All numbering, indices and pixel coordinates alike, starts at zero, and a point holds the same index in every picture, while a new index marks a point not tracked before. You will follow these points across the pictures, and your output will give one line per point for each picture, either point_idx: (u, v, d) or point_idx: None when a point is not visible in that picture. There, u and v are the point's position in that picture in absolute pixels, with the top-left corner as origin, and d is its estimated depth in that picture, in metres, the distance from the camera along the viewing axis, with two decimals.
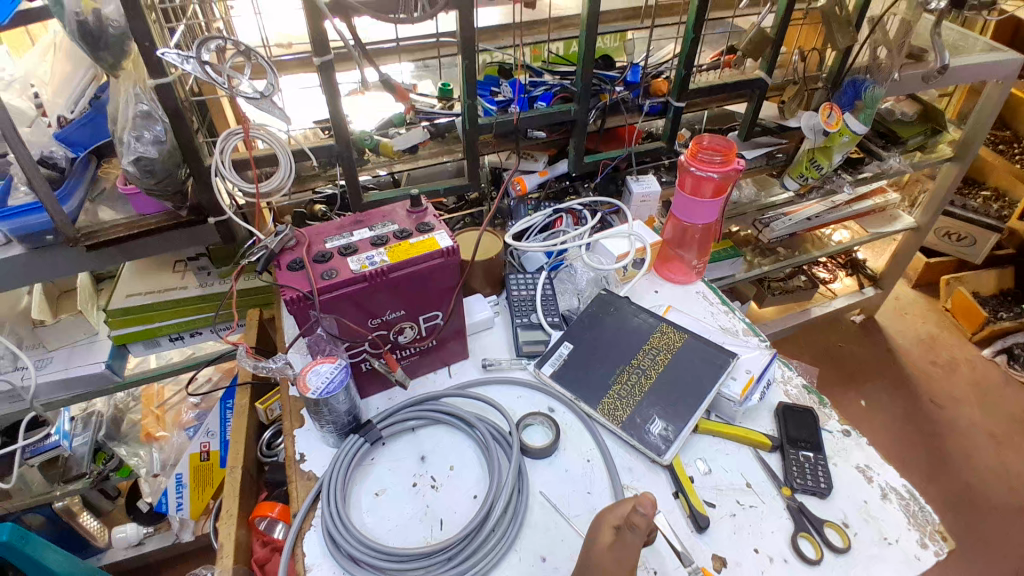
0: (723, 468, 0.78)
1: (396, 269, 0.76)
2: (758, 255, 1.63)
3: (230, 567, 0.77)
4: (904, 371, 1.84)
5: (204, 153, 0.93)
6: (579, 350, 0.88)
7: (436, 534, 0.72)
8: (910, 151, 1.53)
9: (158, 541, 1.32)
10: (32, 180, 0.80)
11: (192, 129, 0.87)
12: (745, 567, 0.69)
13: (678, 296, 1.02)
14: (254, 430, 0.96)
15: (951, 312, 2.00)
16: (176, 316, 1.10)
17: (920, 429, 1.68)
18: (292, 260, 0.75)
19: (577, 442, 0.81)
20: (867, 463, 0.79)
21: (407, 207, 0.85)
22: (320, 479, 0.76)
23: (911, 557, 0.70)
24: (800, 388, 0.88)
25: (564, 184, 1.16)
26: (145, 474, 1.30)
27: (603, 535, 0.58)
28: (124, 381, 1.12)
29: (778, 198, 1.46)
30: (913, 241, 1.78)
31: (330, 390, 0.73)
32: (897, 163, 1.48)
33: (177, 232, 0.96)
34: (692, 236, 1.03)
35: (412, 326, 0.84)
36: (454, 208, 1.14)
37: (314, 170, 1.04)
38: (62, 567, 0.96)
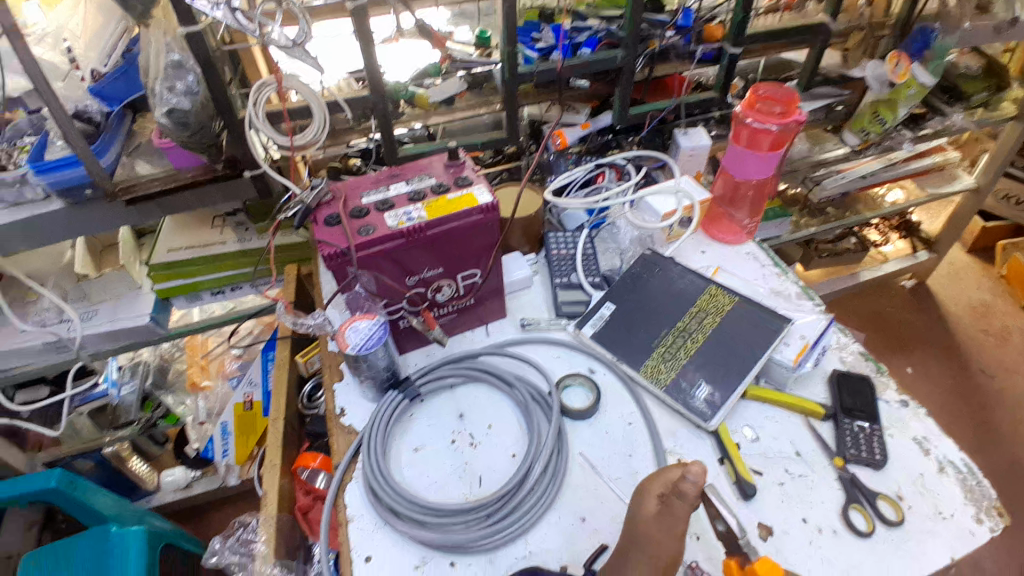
0: (770, 436, 0.75)
1: (434, 225, 0.73)
2: (806, 216, 1.53)
3: (275, 516, 0.79)
4: (954, 339, 1.75)
5: (238, 105, 0.91)
6: (622, 312, 0.85)
7: (475, 491, 0.72)
8: (973, 108, 1.39)
9: (205, 484, 1.37)
10: (68, 135, 0.80)
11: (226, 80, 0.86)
12: (792, 536, 0.67)
13: (727, 257, 0.97)
14: (296, 383, 0.97)
15: (1006, 279, 1.88)
16: (217, 271, 1.11)
17: (968, 400, 1.60)
18: (329, 215, 0.74)
19: (618, 404, 0.79)
20: (925, 435, 0.75)
21: (444, 160, 0.82)
22: (360, 434, 0.77)
23: (965, 532, 0.67)
24: (856, 355, 0.84)
25: (606, 138, 1.09)
26: (191, 421, 1.37)
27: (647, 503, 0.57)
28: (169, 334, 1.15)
29: (832, 154, 1.34)
30: (971, 205, 1.65)
31: (369, 346, 0.72)
32: (961, 120, 1.37)
33: (215, 186, 0.95)
34: (744, 193, 0.98)
35: (450, 284, 0.82)
36: (491, 162, 1.10)
37: (349, 122, 1.04)
38: (111, 510, 1.02)
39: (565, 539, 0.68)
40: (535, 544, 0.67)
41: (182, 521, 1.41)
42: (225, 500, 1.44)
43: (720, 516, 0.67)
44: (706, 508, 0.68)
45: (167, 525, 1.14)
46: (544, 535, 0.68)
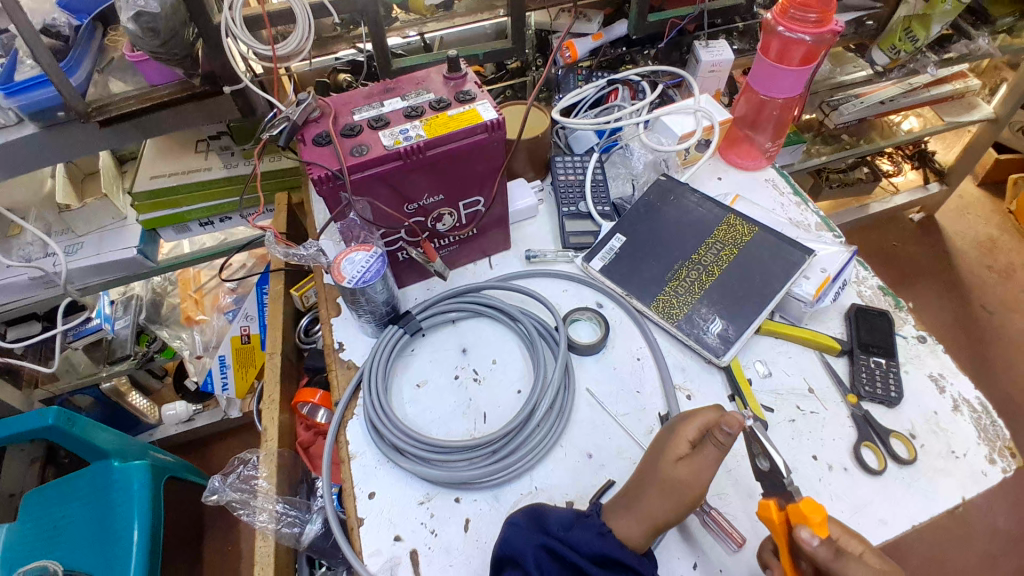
0: (784, 371, 0.73)
1: (434, 145, 0.67)
2: (819, 143, 1.43)
3: (275, 451, 0.79)
4: (958, 275, 1.69)
5: (214, 10, 0.82)
6: (633, 244, 0.80)
7: (479, 427, 0.70)
8: (998, 33, 1.26)
9: (209, 417, 1.38)
10: (37, 54, 0.71)
11: None
12: (802, 474, 0.65)
13: (745, 184, 0.91)
14: (291, 317, 0.93)
15: (1014, 215, 1.79)
16: (204, 199, 1.04)
17: (968, 334, 1.57)
18: (318, 133, 0.67)
19: (626, 338, 0.76)
20: (941, 372, 0.72)
21: (443, 73, 0.74)
22: (360, 370, 0.74)
23: (977, 472, 0.65)
24: (875, 290, 0.80)
25: (619, 50, 1.01)
26: (189, 356, 1.32)
27: (679, 445, 0.58)
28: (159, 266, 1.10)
29: (852, 77, 1.26)
30: (987, 136, 1.54)
31: (367, 279, 0.68)
32: (988, 45, 1.24)
33: (194, 105, 0.87)
34: (769, 113, 0.90)
35: (451, 213, 0.77)
36: (493, 78, 1.00)
37: (335, 30, 0.95)
38: (113, 446, 1.03)
39: (572, 476, 0.66)
40: (540, 480, 0.66)
41: (186, 452, 1.42)
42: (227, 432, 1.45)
43: (763, 454, 0.65)
44: (745, 446, 0.67)
45: (171, 459, 1.17)
46: (550, 471, 0.67)
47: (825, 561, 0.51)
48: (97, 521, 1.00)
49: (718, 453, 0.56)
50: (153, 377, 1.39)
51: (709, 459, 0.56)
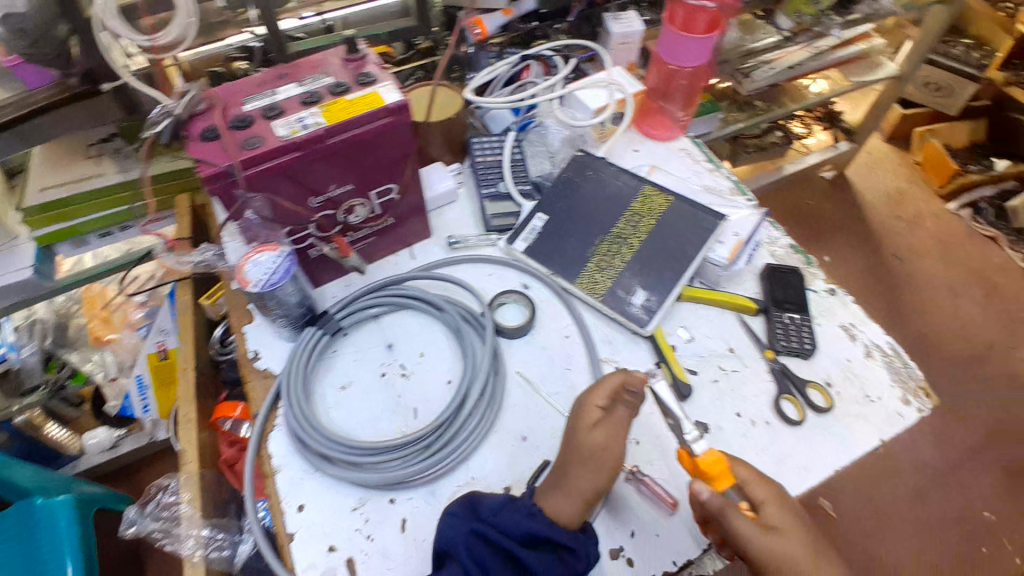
0: (706, 335, 0.74)
1: (334, 133, 0.63)
2: (735, 110, 1.46)
3: (195, 473, 0.74)
4: (870, 226, 1.79)
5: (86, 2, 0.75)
6: (554, 222, 0.79)
7: (410, 424, 0.68)
8: None
9: (134, 442, 1.27)
10: None
11: None
12: (726, 432, 0.67)
13: (661, 154, 0.91)
14: (203, 328, 0.87)
15: (921, 166, 1.91)
16: (101, 209, 0.95)
17: (881, 280, 1.67)
18: (205, 127, 0.62)
19: (553, 318, 0.76)
20: (852, 321, 0.76)
21: (342, 55, 0.70)
22: (279, 378, 0.70)
23: (892, 413, 0.69)
24: (787, 249, 0.82)
25: (530, 25, 0.99)
26: (104, 379, 1.24)
27: (589, 411, 0.59)
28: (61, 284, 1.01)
29: (762, 43, 1.28)
30: (893, 92, 1.62)
31: (275, 281, 0.63)
32: (892, 4, 1.30)
33: (77, 107, 0.79)
34: (678, 84, 0.92)
35: (363, 204, 0.73)
36: (403, 59, 0.96)
37: (222, 14, 0.86)
38: (34, 482, 0.97)
39: (507, 462, 0.65)
40: (476, 470, 0.65)
41: (112, 482, 1.31)
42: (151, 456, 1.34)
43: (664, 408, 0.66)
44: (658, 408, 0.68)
45: (99, 488, 1.07)
46: (486, 459, 0.66)
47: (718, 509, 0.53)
48: (23, 561, 0.91)
49: (629, 414, 0.59)
50: (69, 405, 1.22)
51: (622, 419, 0.59)
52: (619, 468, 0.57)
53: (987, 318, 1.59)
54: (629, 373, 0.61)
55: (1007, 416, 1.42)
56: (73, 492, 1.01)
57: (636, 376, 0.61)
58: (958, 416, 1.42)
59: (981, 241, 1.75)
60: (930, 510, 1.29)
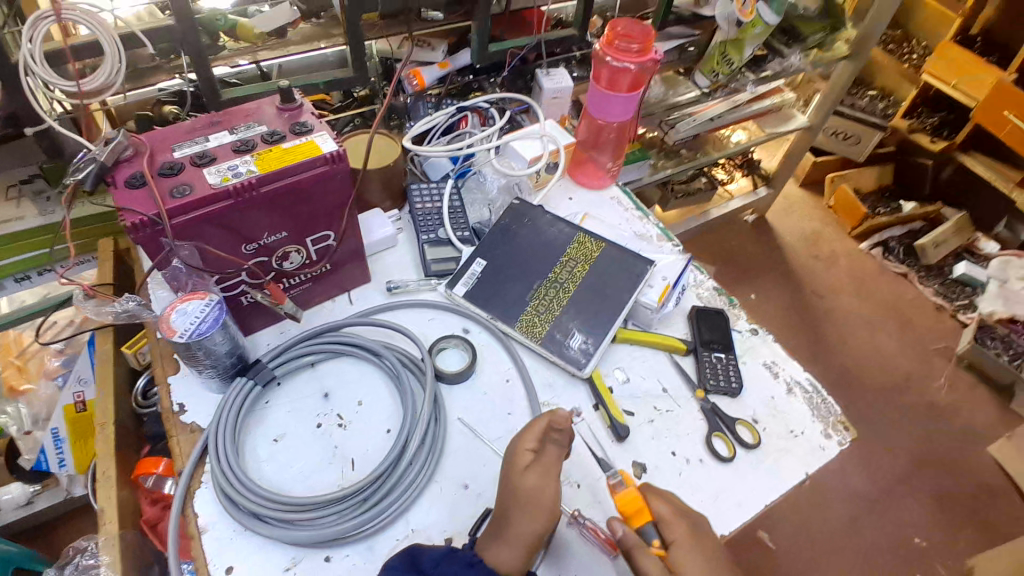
0: (641, 375, 0.77)
1: (268, 182, 0.63)
2: (663, 158, 1.56)
3: (116, 535, 0.70)
4: (791, 265, 1.92)
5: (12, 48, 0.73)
6: (493, 268, 0.81)
7: (347, 476, 0.66)
8: (811, 49, 1.43)
9: (49, 498, 1.13)
10: None
11: None
12: (664, 471, 0.69)
13: (594, 202, 0.96)
14: (123, 380, 0.82)
15: (833, 209, 2.08)
16: (19, 252, 0.89)
17: (804, 317, 1.79)
18: (131, 175, 0.61)
19: (494, 362, 0.77)
20: (774, 359, 0.81)
21: (276, 104, 0.70)
22: (205, 432, 0.66)
23: (815, 447, 0.73)
24: (711, 292, 0.88)
25: (467, 78, 1.04)
26: (15, 433, 1.09)
27: (521, 456, 0.60)
28: None
29: (685, 97, 1.36)
30: (804, 141, 1.77)
31: (203, 331, 0.61)
32: (798, 62, 1.41)
33: None
34: (606, 136, 0.98)
35: (298, 251, 0.72)
36: (340, 106, 0.98)
37: (153, 60, 0.87)
38: None
39: (448, 511, 0.65)
40: (416, 521, 0.64)
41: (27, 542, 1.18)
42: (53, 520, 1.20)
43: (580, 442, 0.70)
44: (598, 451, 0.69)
45: (14, 547, 0.95)
46: (427, 509, 0.65)
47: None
48: None
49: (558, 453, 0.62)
50: None
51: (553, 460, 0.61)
52: (557, 509, 0.59)
53: (900, 350, 1.73)
54: (555, 412, 0.62)
55: (936, 445, 1.53)
56: None
57: (562, 415, 0.61)
58: (880, 443, 1.51)
59: (894, 278, 1.92)
60: (869, 535, 1.36)
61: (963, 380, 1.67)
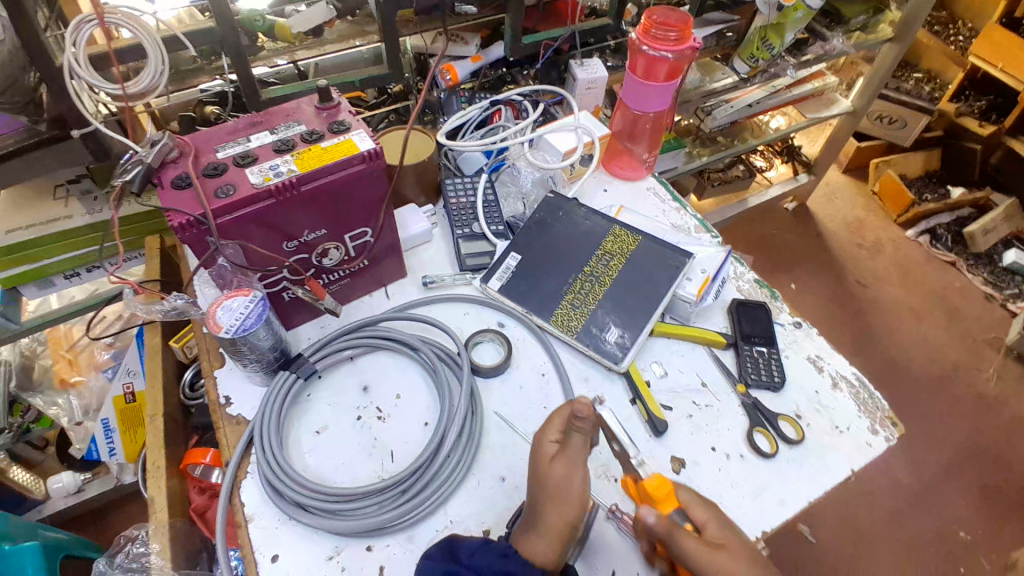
0: (679, 369, 0.76)
1: (308, 180, 0.64)
2: (699, 146, 1.52)
3: (167, 523, 0.73)
4: (832, 255, 1.86)
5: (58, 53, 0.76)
6: (528, 261, 0.81)
7: (387, 467, 0.67)
8: (851, 31, 1.38)
9: (100, 486, 1.21)
10: None
11: (34, 14, 0.70)
12: (704, 466, 0.68)
13: (629, 194, 0.95)
14: (172, 373, 0.86)
15: (878, 196, 2.00)
16: (64, 250, 0.92)
17: (846, 307, 1.72)
18: (177, 175, 0.62)
19: (530, 356, 0.77)
20: (818, 353, 0.78)
21: (315, 103, 0.71)
22: (250, 424, 0.68)
23: (862, 443, 0.71)
24: (752, 284, 0.85)
25: (500, 71, 1.04)
26: (67, 423, 1.15)
27: (546, 447, 0.60)
28: (26, 327, 0.99)
29: (722, 83, 1.34)
30: (847, 127, 1.71)
31: (248, 327, 0.62)
32: (841, 45, 1.36)
33: (46, 152, 0.80)
34: (643, 126, 0.95)
35: (337, 247, 0.73)
36: (375, 103, 0.99)
37: (195, 62, 0.90)
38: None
39: (486, 503, 0.65)
40: (454, 512, 0.64)
41: (78, 528, 1.24)
42: (107, 504, 1.27)
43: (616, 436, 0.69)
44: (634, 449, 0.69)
45: (64, 534, 1.00)
46: (465, 501, 0.65)
47: (679, 534, 0.54)
48: None
49: (584, 440, 0.60)
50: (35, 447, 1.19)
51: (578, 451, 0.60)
52: (587, 498, 0.59)
53: (950, 343, 1.65)
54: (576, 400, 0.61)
55: (983, 437, 1.46)
56: (38, 539, 0.93)
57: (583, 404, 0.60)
58: (929, 440, 1.45)
59: (941, 266, 1.84)
60: (913, 529, 1.32)
61: (1012, 371, 1.59)
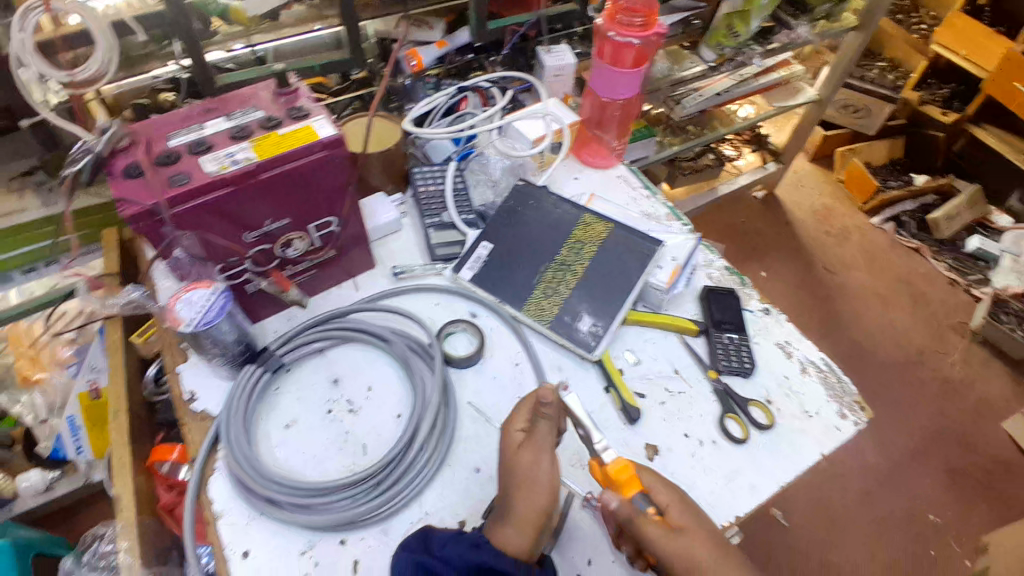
0: (651, 357, 0.77)
1: (268, 168, 0.62)
2: (669, 135, 1.52)
3: (135, 522, 0.71)
4: (802, 242, 1.90)
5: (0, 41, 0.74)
6: (500, 251, 0.80)
7: (359, 461, 0.66)
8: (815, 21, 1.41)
9: (69, 485, 1.17)
10: None
11: None
12: (677, 452, 0.69)
13: (601, 182, 0.94)
14: (133, 369, 0.83)
15: (844, 183, 2.04)
16: (23, 244, 0.90)
17: (815, 294, 1.76)
18: (127, 164, 0.60)
19: (503, 345, 0.76)
20: (787, 339, 0.80)
21: (273, 89, 0.69)
22: (216, 420, 0.67)
23: (830, 427, 0.73)
24: (722, 271, 0.86)
25: (467, 57, 1.02)
26: (33, 422, 1.13)
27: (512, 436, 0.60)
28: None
29: (691, 72, 1.33)
30: (813, 116, 1.74)
31: (210, 320, 0.61)
32: (805, 34, 1.38)
33: None
34: (612, 114, 0.97)
35: (302, 237, 0.71)
36: (339, 89, 0.96)
37: (145, 47, 0.85)
38: None
39: (461, 494, 0.65)
40: (429, 504, 0.64)
41: (51, 525, 1.22)
42: (78, 502, 1.24)
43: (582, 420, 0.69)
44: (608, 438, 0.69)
45: (33, 533, 0.95)
46: (439, 493, 0.65)
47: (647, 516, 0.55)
48: None
49: (550, 427, 0.60)
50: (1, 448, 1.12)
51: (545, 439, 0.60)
52: (557, 486, 0.59)
53: (914, 328, 1.70)
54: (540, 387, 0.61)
55: (949, 420, 1.52)
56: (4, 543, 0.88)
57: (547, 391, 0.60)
58: (899, 424, 1.50)
59: (905, 252, 1.89)
60: (884, 509, 1.37)
61: (975, 356, 1.65)
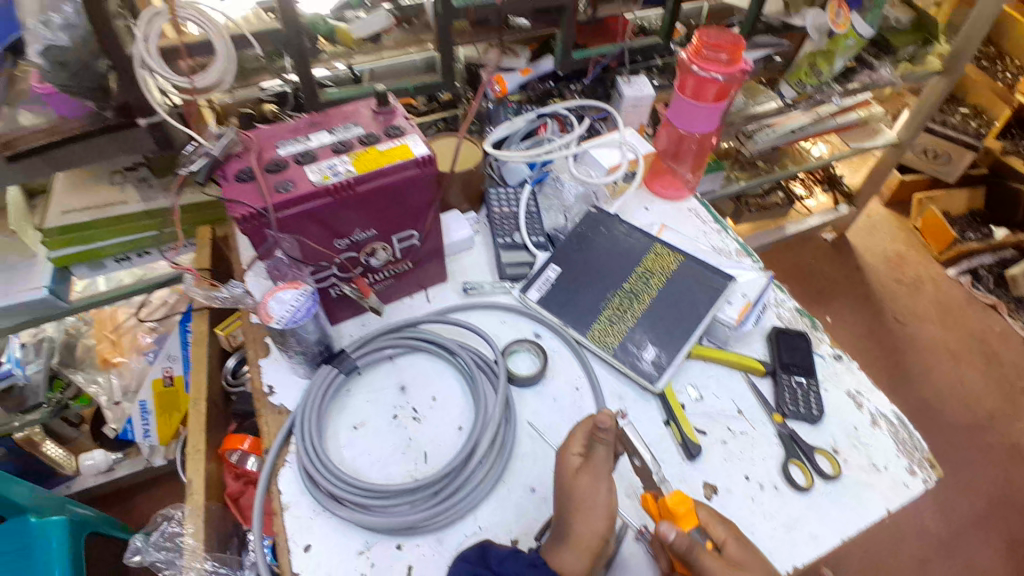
0: (714, 394, 0.76)
1: (364, 181, 0.66)
2: (738, 170, 1.51)
3: (202, 505, 0.76)
4: (871, 289, 1.82)
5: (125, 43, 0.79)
6: (567, 275, 0.82)
7: (420, 468, 0.68)
8: (900, 62, 1.37)
9: (129, 467, 1.24)
10: None
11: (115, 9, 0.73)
12: (736, 494, 0.68)
13: (671, 214, 0.95)
14: (216, 359, 0.89)
15: (919, 231, 1.96)
16: (120, 234, 0.96)
17: (882, 344, 1.69)
18: (240, 168, 0.65)
19: (565, 368, 0.77)
20: (858, 389, 0.77)
21: (372, 107, 0.74)
22: (292, 415, 0.70)
23: (899, 484, 0.69)
24: (792, 313, 0.85)
25: (548, 85, 1.05)
26: (106, 402, 1.20)
27: (571, 460, 0.60)
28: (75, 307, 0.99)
29: (765, 107, 1.28)
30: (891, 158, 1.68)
31: (298, 318, 0.65)
32: (888, 74, 1.34)
33: (106, 137, 0.79)
34: (688, 146, 0.98)
35: (384, 248, 0.75)
36: (425, 110, 1.01)
37: (258, 61, 0.92)
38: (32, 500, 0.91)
39: (515, 511, 0.66)
40: (484, 519, 0.65)
41: (108, 505, 1.28)
42: (137, 485, 1.31)
43: (637, 452, 0.69)
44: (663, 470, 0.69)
45: (91, 511, 1.02)
46: (494, 508, 0.66)
47: (706, 555, 0.54)
48: None
49: (608, 452, 0.60)
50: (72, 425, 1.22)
51: (605, 466, 0.60)
52: (614, 513, 0.59)
53: (987, 388, 1.60)
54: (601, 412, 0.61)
55: (1010, 487, 1.42)
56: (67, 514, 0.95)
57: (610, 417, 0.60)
58: (961, 487, 1.41)
59: (982, 308, 1.78)
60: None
61: None
